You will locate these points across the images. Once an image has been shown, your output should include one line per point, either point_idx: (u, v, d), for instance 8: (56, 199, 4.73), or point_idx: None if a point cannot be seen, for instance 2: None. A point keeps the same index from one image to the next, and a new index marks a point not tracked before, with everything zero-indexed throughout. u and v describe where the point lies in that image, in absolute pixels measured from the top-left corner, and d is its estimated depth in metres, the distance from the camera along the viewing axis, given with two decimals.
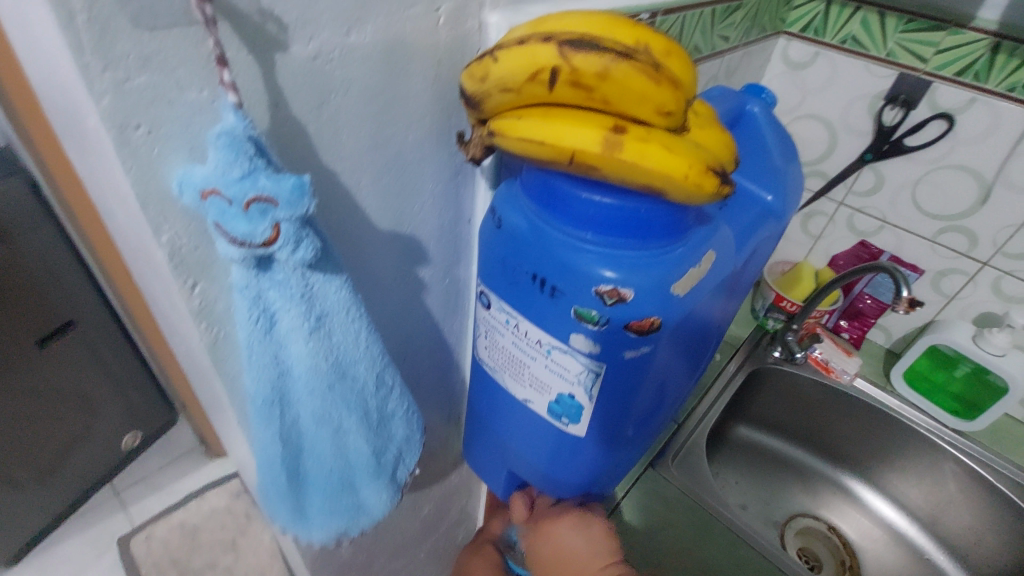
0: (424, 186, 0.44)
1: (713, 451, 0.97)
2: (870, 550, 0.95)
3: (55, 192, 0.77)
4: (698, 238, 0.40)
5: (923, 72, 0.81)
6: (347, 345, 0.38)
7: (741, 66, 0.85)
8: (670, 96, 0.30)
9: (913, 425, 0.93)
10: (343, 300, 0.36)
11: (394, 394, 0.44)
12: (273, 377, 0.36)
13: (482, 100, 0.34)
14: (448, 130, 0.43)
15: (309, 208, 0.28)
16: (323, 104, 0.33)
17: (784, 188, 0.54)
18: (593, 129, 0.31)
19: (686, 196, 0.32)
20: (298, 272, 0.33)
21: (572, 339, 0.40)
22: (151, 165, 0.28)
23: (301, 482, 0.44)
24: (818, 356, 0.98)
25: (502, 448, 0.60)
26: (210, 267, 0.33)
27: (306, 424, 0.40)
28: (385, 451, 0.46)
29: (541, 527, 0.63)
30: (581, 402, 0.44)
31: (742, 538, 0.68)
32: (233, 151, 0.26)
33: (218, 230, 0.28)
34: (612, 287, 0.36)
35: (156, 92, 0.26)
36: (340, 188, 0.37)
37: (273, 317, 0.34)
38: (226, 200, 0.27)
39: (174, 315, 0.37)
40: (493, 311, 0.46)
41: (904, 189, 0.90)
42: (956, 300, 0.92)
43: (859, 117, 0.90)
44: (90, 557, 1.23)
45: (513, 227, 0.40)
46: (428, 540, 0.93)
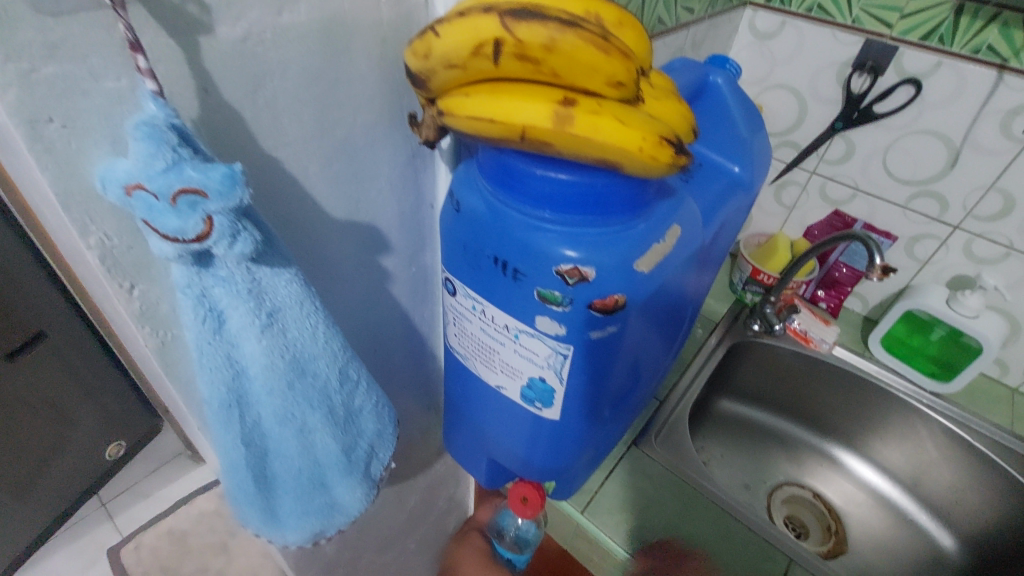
0: (378, 171, 0.43)
1: (696, 426, 0.98)
2: (855, 515, 0.96)
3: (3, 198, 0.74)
4: (661, 212, 0.39)
5: (889, 38, 0.81)
6: (305, 341, 0.36)
7: (707, 39, 0.84)
8: (620, 66, 0.29)
9: (892, 389, 0.94)
10: (294, 294, 0.35)
11: (361, 388, 0.43)
12: (228, 380, 0.35)
13: (428, 79, 0.32)
14: (400, 112, 0.41)
15: (242, 198, 0.27)
16: (258, 88, 0.31)
17: (750, 159, 0.53)
18: (542, 103, 0.30)
19: (642, 168, 0.30)
20: (242, 267, 0.31)
21: (537, 321, 0.39)
22: (71, 161, 0.26)
23: (270, 484, 0.43)
24: (796, 327, 0.98)
25: (480, 436, 0.60)
26: (148, 268, 0.32)
27: (269, 426, 0.39)
28: (356, 447, 0.45)
29: None
30: (552, 385, 0.43)
31: (728, 511, 0.68)
32: (154, 141, 0.25)
33: (148, 227, 0.26)
34: (573, 266, 0.35)
35: (69, 82, 0.24)
36: (285, 176, 0.36)
37: (222, 316, 0.33)
38: (152, 194, 0.25)
39: (118, 320, 0.35)
40: (458, 297, 0.45)
41: (874, 156, 0.90)
42: (930, 265, 0.93)
43: (827, 86, 0.90)
44: (80, 568, 1.31)
45: (472, 211, 0.39)
46: (418, 530, 0.93)
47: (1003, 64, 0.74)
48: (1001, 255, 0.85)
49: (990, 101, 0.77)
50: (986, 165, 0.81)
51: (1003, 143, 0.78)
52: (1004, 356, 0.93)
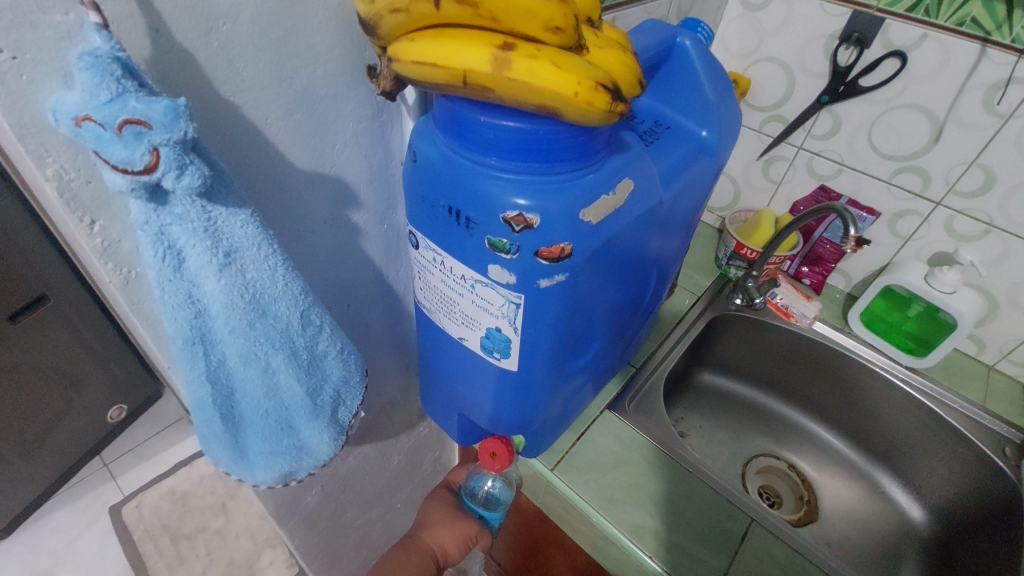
0: (342, 125, 0.44)
1: (677, 397, 0.99)
2: (828, 486, 0.98)
3: None
4: (612, 166, 0.40)
5: (877, 9, 0.80)
6: (264, 282, 0.37)
7: (695, 8, 0.83)
8: (556, 10, 0.30)
9: (870, 364, 0.95)
10: (251, 235, 0.36)
11: (324, 334, 0.44)
12: (190, 318, 0.36)
13: (377, 25, 0.33)
14: (361, 65, 0.42)
15: (187, 131, 0.28)
16: (211, 31, 0.32)
17: (717, 122, 0.54)
18: (482, 48, 0.31)
19: (580, 114, 0.31)
20: (196, 204, 0.32)
21: (490, 270, 0.40)
22: (22, 93, 0.27)
23: (237, 425, 0.45)
24: (778, 301, 0.99)
25: (450, 393, 0.61)
26: (107, 204, 0.33)
27: (233, 367, 0.40)
28: (322, 392, 0.47)
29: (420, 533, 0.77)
30: (508, 335, 0.45)
31: (695, 473, 0.70)
32: (97, 73, 0.26)
33: (99, 158, 0.28)
34: (518, 213, 0.36)
35: (15, 14, 0.25)
36: (245, 122, 0.37)
37: (180, 254, 0.34)
38: (99, 124, 0.26)
39: (83, 257, 0.37)
40: (421, 250, 0.46)
41: (860, 131, 0.90)
42: (912, 241, 0.93)
43: (815, 59, 0.89)
44: (83, 525, 1.35)
45: (428, 161, 0.40)
46: (403, 490, 0.96)
47: (986, 38, 0.73)
48: (981, 232, 0.86)
49: (973, 75, 0.76)
50: (967, 140, 0.81)
51: (985, 119, 0.78)
52: (978, 333, 0.94)
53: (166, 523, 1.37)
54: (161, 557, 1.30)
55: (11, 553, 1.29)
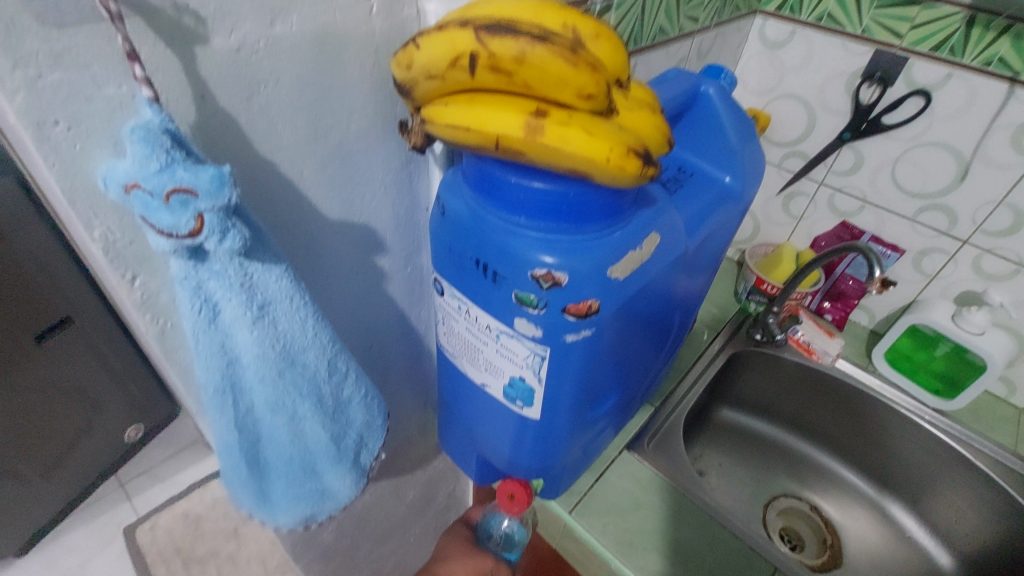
0: (372, 175, 0.45)
1: (695, 433, 0.98)
2: (852, 529, 0.95)
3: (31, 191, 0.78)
4: (639, 221, 0.40)
5: (900, 49, 0.80)
6: (295, 333, 0.37)
7: (714, 48, 0.84)
8: (590, 79, 0.30)
9: (894, 404, 0.92)
10: (284, 288, 0.36)
11: (350, 380, 0.44)
12: (222, 368, 0.36)
13: (412, 88, 0.34)
14: (393, 119, 0.43)
15: (230, 197, 0.29)
16: (252, 95, 0.33)
17: (742, 168, 0.53)
18: (516, 114, 0.31)
19: (611, 178, 0.32)
20: (234, 262, 0.32)
21: (516, 323, 0.40)
22: (75, 160, 0.28)
23: (262, 468, 0.45)
24: (799, 338, 0.97)
25: (469, 435, 0.60)
26: (148, 260, 0.34)
27: (261, 414, 0.41)
28: (345, 436, 0.46)
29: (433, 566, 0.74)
30: (531, 385, 0.45)
31: (716, 519, 0.69)
32: (147, 144, 0.27)
33: (145, 223, 0.28)
34: (547, 271, 0.36)
35: (73, 89, 0.27)
36: (281, 179, 0.38)
37: (216, 306, 0.34)
38: (147, 192, 0.27)
39: (121, 307, 0.38)
40: (446, 297, 0.46)
41: (883, 168, 0.89)
42: (938, 279, 0.92)
43: (836, 97, 0.89)
44: (97, 546, 1.36)
45: (455, 215, 0.40)
46: (416, 524, 0.94)
47: (1014, 78, 0.73)
48: (1011, 271, 0.84)
49: (1000, 115, 0.76)
50: (994, 180, 0.80)
51: (1013, 158, 0.77)
52: (1010, 375, 0.92)
53: (178, 546, 1.36)
54: None
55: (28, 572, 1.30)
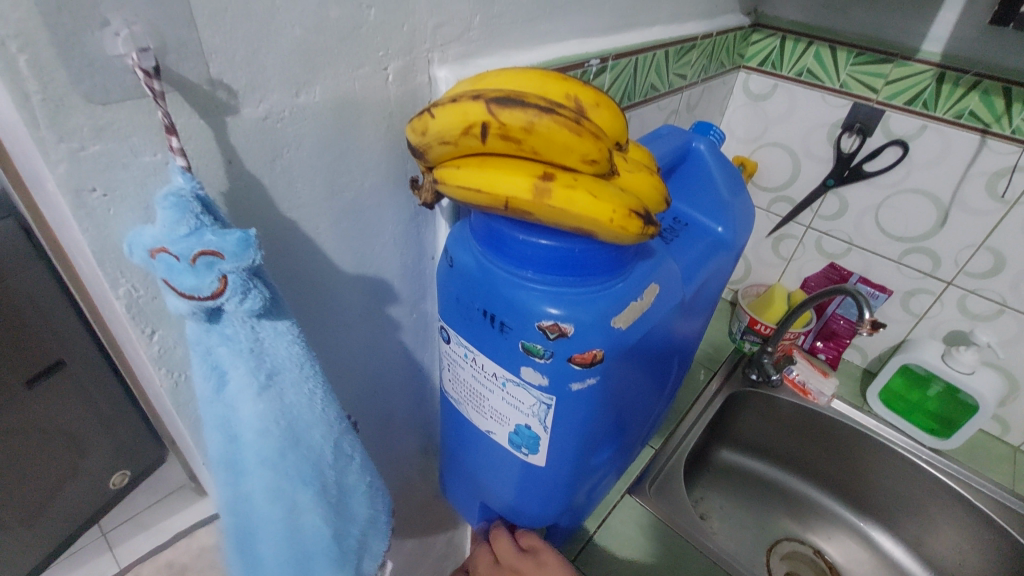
0: (382, 228, 0.47)
1: (695, 475, 0.97)
2: (858, 573, 0.94)
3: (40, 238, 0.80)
4: (639, 273, 0.42)
5: (876, 102, 0.85)
6: (301, 406, 0.36)
7: (702, 101, 0.88)
8: (593, 146, 0.33)
9: (891, 444, 0.93)
10: (295, 355, 0.35)
11: (353, 466, 0.42)
12: (224, 442, 0.34)
13: (426, 151, 0.36)
14: (404, 175, 0.46)
15: (254, 259, 0.30)
16: (276, 158, 0.35)
17: (734, 220, 0.56)
18: (524, 178, 0.33)
19: (614, 236, 0.34)
20: (247, 325, 0.32)
21: (523, 371, 0.42)
22: (106, 224, 0.30)
23: (256, 564, 0.41)
24: (795, 378, 0.99)
25: (473, 481, 0.60)
26: (167, 317, 0.35)
27: (258, 503, 0.37)
28: (347, 534, 0.44)
29: None
30: (537, 433, 0.45)
31: (720, 564, 0.68)
32: (178, 211, 0.28)
33: (168, 285, 0.29)
34: (553, 322, 0.38)
35: (111, 157, 0.28)
36: (298, 234, 0.39)
37: (223, 373, 0.33)
38: (173, 256, 0.28)
39: (137, 361, 0.39)
40: (453, 345, 0.48)
41: (867, 213, 0.93)
42: (926, 319, 0.94)
43: (819, 145, 0.94)
44: None
45: (463, 267, 0.42)
46: (414, 573, 0.92)
47: (986, 129, 0.77)
48: (995, 311, 0.87)
49: (973, 164, 0.80)
50: (973, 224, 0.83)
51: (990, 204, 0.81)
52: (1002, 413, 0.93)
53: None
54: None
55: None
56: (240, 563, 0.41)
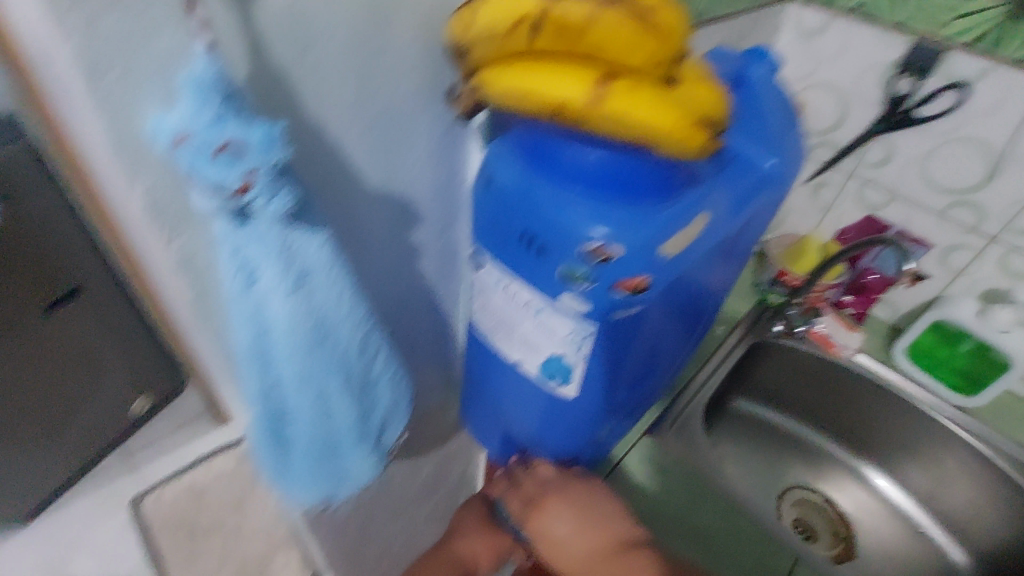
0: (414, 141, 0.44)
1: (712, 421, 0.97)
2: (866, 522, 0.95)
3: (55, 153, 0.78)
4: (691, 200, 0.39)
5: (940, 39, 0.78)
6: (332, 307, 0.34)
7: (751, 31, 0.82)
8: (655, 47, 0.29)
9: (915, 402, 0.92)
10: (325, 259, 0.33)
11: (381, 360, 0.41)
12: (254, 333, 0.34)
13: (468, 52, 0.33)
14: (438, 86, 0.42)
15: (278, 158, 0.27)
16: (306, 51, 0.32)
17: (787, 152, 0.51)
18: (579, 80, 0.30)
19: (675, 152, 0.30)
20: (278, 228, 0.30)
21: (561, 298, 0.39)
22: (124, 108, 0.27)
23: (286, 444, 0.43)
24: (820, 332, 0.96)
25: (496, 415, 0.60)
26: (191, 219, 0.33)
27: (288, 389, 0.38)
28: (371, 416, 0.43)
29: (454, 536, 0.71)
30: (571, 363, 0.44)
31: (740, 506, 0.69)
32: (201, 97, 0.26)
33: (192, 180, 0.27)
34: (600, 244, 0.36)
35: (129, 35, 0.25)
36: (325, 141, 0.37)
37: (252, 274, 0.31)
38: (195, 146, 0.26)
39: (159, 265, 0.37)
40: (485, 272, 0.45)
41: (915, 162, 0.88)
42: (963, 276, 0.91)
43: (869, 87, 0.87)
44: (103, 515, 1.36)
45: (502, 186, 0.39)
46: (428, 501, 0.94)
47: None
48: None
49: None
50: None
51: None
52: None
53: (184, 516, 1.38)
54: (176, 550, 1.33)
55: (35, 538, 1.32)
56: (270, 442, 0.43)
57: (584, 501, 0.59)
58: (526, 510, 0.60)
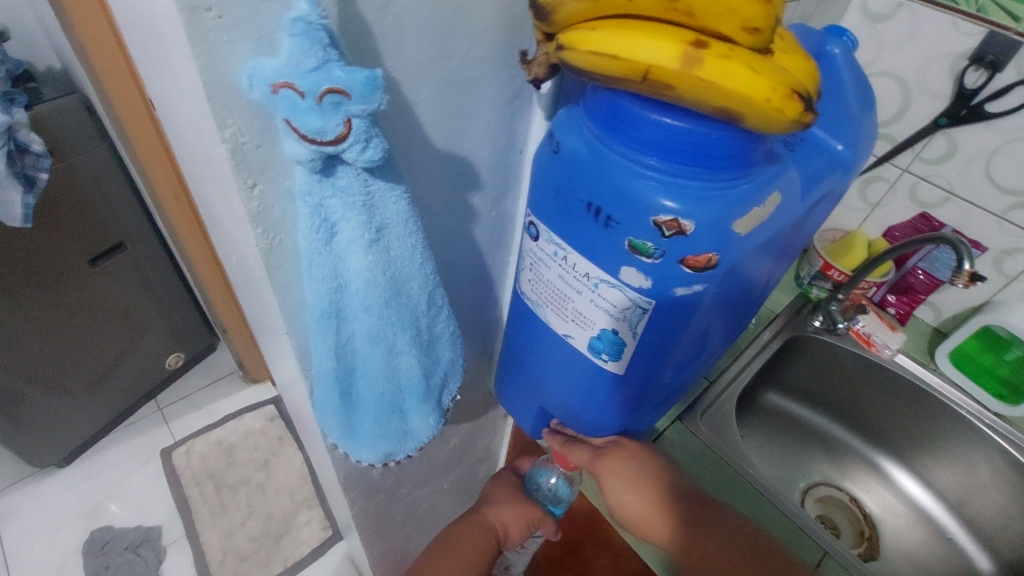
0: (480, 107, 0.43)
1: (741, 414, 0.96)
2: (890, 524, 0.94)
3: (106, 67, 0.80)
4: (765, 176, 0.38)
5: (1015, 32, 0.74)
6: (404, 261, 0.36)
7: (815, 14, 0.79)
8: (758, 11, 0.28)
9: (953, 405, 0.89)
10: (402, 213, 0.34)
11: (443, 314, 0.43)
12: (331, 292, 0.35)
13: (555, 9, 0.32)
14: (509, 50, 0.42)
15: (380, 103, 0.27)
16: (389, 5, 0.32)
17: (855, 136, 0.50)
18: (672, 43, 0.29)
19: (765, 122, 0.30)
20: (360, 177, 0.31)
21: (623, 272, 0.39)
22: (218, 52, 0.27)
23: (352, 402, 0.44)
24: (860, 329, 0.94)
25: (535, 388, 0.60)
26: (269, 169, 0.33)
27: (359, 345, 0.39)
28: (432, 374, 0.45)
29: (487, 504, 0.72)
30: (623, 338, 0.44)
31: (766, 496, 0.68)
32: (307, 40, 0.26)
33: (288, 126, 0.28)
34: (672, 218, 0.35)
35: None
36: (399, 99, 0.37)
37: (333, 228, 0.33)
38: (298, 92, 0.26)
39: (231, 217, 0.38)
40: (541, 242, 0.45)
41: (978, 159, 0.84)
42: (1018, 281, 0.88)
43: (937, 78, 0.84)
44: (136, 463, 1.42)
45: (571, 152, 0.39)
46: (452, 471, 0.96)
47: None
48: None
49: None
50: None
51: None
52: None
53: (212, 470, 1.43)
54: (205, 502, 1.37)
55: (70, 481, 1.37)
56: (336, 404, 0.44)
57: (654, 471, 0.59)
58: (595, 459, 0.60)
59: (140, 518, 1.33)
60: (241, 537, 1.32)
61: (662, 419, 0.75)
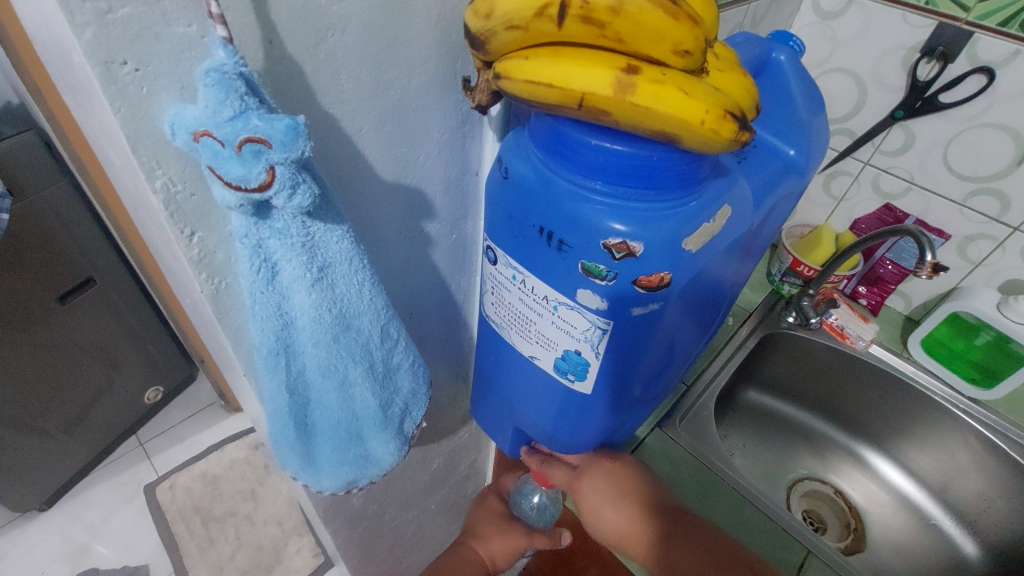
0: (429, 134, 0.43)
1: (722, 413, 0.96)
2: (876, 514, 0.95)
3: (73, 134, 0.79)
4: (713, 192, 0.38)
5: (965, 22, 0.76)
6: (351, 297, 0.35)
7: (768, 15, 0.80)
8: (688, 34, 0.28)
9: (928, 392, 0.91)
10: (345, 251, 0.33)
11: (400, 346, 0.42)
12: (277, 330, 0.34)
13: (488, 39, 0.32)
14: (453, 75, 0.41)
15: (304, 150, 0.27)
16: (320, 42, 0.31)
17: (806, 141, 0.51)
18: (604, 69, 0.29)
19: (703, 142, 0.30)
20: (298, 220, 0.30)
21: (579, 294, 0.39)
22: (141, 105, 0.26)
23: (311, 434, 0.43)
24: (833, 322, 0.95)
25: (509, 408, 0.59)
26: (207, 215, 0.33)
27: (312, 379, 0.38)
28: (392, 404, 0.45)
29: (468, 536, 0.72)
30: (587, 359, 0.43)
31: (748, 499, 0.68)
32: (222, 89, 0.25)
33: (213, 173, 0.27)
34: (620, 240, 0.35)
35: (142, 25, 0.25)
36: (341, 135, 0.36)
37: (274, 268, 0.32)
38: (217, 141, 0.25)
39: (175, 264, 0.37)
40: (499, 266, 0.45)
41: (935, 149, 0.85)
42: (983, 266, 0.90)
43: (891, 72, 0.85)
44: (119, 501, 1.38)
45: (520, 177, 0.39)
46: (439, 490, 0.95)
47: None
48: None
49: None
50: None
51: None
52: None
53: (197, 504, 1.40)
54: (192, 537, 1.34)
55: (52, 525, 1.33)
56: (292, 440, 0.43)
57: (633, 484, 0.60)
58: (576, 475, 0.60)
59: (127, 558, 1.29)
60: (231, 570, 1.29)
61: (643, 426, 0.75)
